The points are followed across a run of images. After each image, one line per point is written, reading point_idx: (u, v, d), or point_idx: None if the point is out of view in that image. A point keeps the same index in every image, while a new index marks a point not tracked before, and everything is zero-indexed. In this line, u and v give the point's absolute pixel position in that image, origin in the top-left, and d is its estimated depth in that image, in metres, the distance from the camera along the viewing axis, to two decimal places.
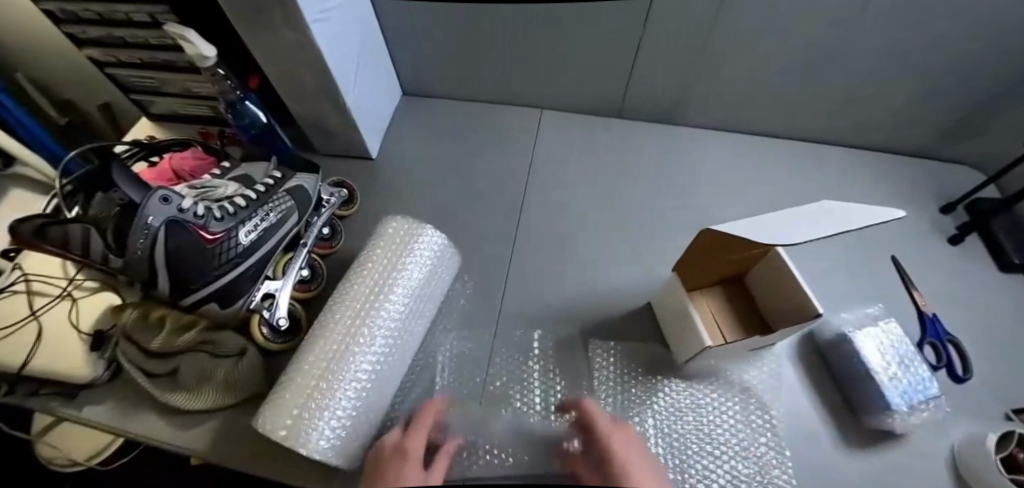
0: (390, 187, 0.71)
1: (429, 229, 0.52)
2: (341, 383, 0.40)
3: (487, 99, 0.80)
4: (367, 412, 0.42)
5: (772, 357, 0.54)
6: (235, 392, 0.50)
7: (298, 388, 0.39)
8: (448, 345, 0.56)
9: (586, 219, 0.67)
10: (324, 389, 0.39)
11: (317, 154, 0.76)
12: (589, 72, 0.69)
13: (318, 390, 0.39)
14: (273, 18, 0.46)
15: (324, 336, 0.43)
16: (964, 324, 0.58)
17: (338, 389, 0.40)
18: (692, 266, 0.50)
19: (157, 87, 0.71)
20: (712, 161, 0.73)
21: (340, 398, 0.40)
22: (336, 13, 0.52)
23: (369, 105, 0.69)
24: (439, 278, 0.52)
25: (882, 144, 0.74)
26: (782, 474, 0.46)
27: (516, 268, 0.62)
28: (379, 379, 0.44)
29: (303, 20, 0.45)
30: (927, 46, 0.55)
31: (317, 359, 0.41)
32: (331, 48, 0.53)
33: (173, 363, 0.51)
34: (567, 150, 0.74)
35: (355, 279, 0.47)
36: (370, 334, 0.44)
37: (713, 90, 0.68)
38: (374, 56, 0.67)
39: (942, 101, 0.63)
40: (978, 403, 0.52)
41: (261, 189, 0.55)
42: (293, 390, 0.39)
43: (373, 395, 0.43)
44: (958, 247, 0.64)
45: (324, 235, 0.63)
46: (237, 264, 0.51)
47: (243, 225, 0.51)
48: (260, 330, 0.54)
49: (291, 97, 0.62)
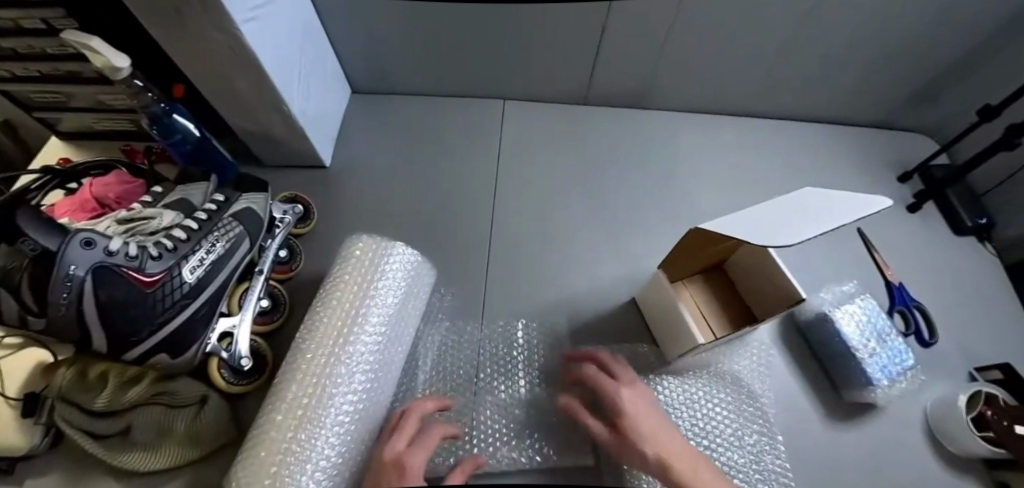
0: (350, 197, 0.66)
1: (400, 245, 0.48)
2: (321, 430, 0.37)
3: (447, 93, 0.75)
4: (354, 454, 0.39)
5: (757, 344, 0.55)
6: (195, 447, 0.46)
7: (273, 442, 0.35)
8: (431, 363, 0.53)
9: (562, 215, 0.65)
10: (303, 440, 0.35)
11: (264, 166, 0.69)
12: (556, 59, 0.65)
13: (297, 442, 0.35)
14: (195, 20, 0.39)
15: (296, 380, 0.39)
16: (925, 289, 0.61)
17: (318, 438, 0.36)
18: (678, 260, 0.50)
19: (64, 102, 0.61)
20: (683, 145, 0.72)
21: (322, 447, 0.36)
22: (270, 10, 0.46)
23: (317, 108, 0.62)
24: (415, 298, 0.49)
25: (841, 116, 0.75)
26: (774, 458, 0.48)
27: (496, 273, 0.59)
28: (362, 416, 0.41)
29: (231, 22, 0.39)
30: (897, 17, 0.54)
31: (291, 407, 0.37)
32: (269, 51, 0.47)
33: (123, 422, 0.45)
34: (536, 143, 0.71)
35: (323, 312, 0.43)
36: (348, 371, 0.40)
37: (685, 71, 0.66)
38: (317, 54, 0.60)
39: (902, 71, 0.64)
40: (941, 363, 0.56)
41: (203, 216, 0.48)
42: (268, 445, 0.35)
43: (359, 435, 0.40)
44: (917, 214, 0.67)
45: (281, 258, 0.58)
46: (184, 304, 0.45)
47: (186, 261, 0.45)
48: (220, 373, 0.49)
49: (226, 106, 0.55)
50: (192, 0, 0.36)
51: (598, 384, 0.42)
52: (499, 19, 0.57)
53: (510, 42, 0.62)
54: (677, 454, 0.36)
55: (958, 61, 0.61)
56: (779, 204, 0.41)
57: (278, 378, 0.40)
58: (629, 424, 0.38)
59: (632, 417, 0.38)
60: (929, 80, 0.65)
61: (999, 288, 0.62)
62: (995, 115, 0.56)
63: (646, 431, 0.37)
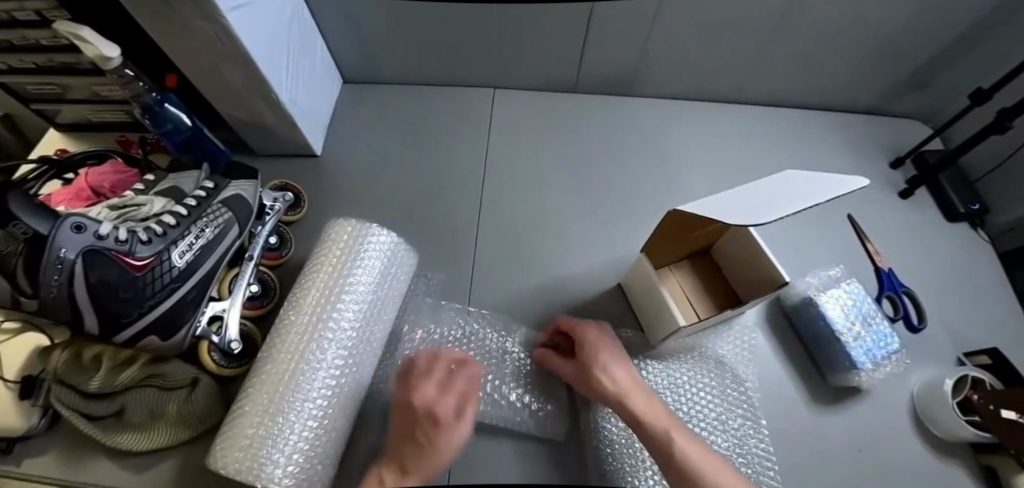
0: (340, 185, 0.66)
1: (378, 228, 0.49)
2: (294, 405, 0.38)
3: (436, 81, 0.75)
4: (330, 428, 0.40)
5: (741, 327, 0.55)
6: (189, 427, 0.47)
7: (247, 416, 0.36)
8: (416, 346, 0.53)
9: (549, 201, 0.65)
10: (278, 415, 0.37)
11: (255, 155, 0.70)
12: (544, 46, 0.65)
13: (268, 417, 0.36)
14: (182, 11, 0.40)
15: (271, 357, 0.40)
16: (916, 274, 0.61)
17: (290, 412, 0.37)
18: (660, 245, 0.50)
19: (60, 93, 0.62)
20: (674, 132, 0.72)
21: (296, 422, 0.37)
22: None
23: (307, 97, 0.63)
24: (394, 279, 0.50)
25: (835, 103, 0.74)
26: (759, 442, 0.48)
27: (484, 259, 0.60)
28: (341, 395, 0.41)
29: (218, 11, 0.39)
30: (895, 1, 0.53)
31: (265, 381, 0.38)
32: (256, 40, 0.47)
33: (118, 403, 0.46)
34: (524, 130, 0.71)
35: (302, 291, 0.44)
36: (321, 349, 0.41)
37: (676, 57, 0.65)
38: (306, 44, 0.60)
39: (896, 56, 0.63)
40: (929, 347, 0.56)
41: (192, 203, 0.49)
42: (243, 419, 0.36)
43: (338, 413, 0.41)
44: (909, 200, 0.67)
45: (271, 245, 0.58)
46: (173, 289, 0.45)
47: (176, 246, 0.45)
48: (210, 356, 0.50)
49: (216, 95, 0.56)
50: None
51: (575, 331, 0.47)
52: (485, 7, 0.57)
53: (498, 30, 0.62)
54: (632, 389, 0.40)
55: (954, 45, 0.60)
56: (757, 186, 0.41)
57: (258, 356, 0.41)
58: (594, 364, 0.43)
59: (597, 355, 0.43)
60: (925, 63, 0.64)
61: (991, 273, 0.62)
62: (986, 99, 0.55)
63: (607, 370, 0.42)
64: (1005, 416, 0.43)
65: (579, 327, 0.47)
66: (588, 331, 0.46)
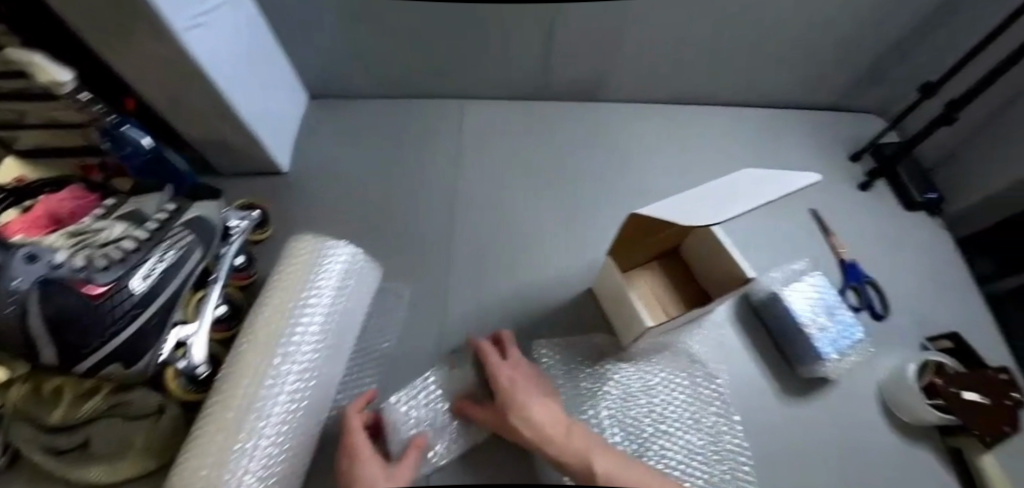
0: (308, 201, 0.65)
1: (338, 243, 0.50)
2: (255, 421, 0.39)
3: (403, 94, 0.75)
4: (290, 444, 0.41)
5: (712, 324, 0.56)
6: (162, 453, 0.47)
7: (209, 434, 0.37)
8: (382, 362, 0.53)
9: (520, 208, 0.65)
10: (238, 432, 0.37)
11: (221, 175, 0.69)
12: (508, 56, 0.66)
13: (233, 433, 0.37)
14: (138, 36, 0.40)
15: (236, 375, 0.41)
16: (879, 265, 0.63)
17: (254, 428, 0.38)
18: (623, 250, 0.51)
19: (14, 118, 0.60)
20: (641, 136, 0.73)
21: (257, 438, 0.38)
22: (213, 18, 0.46)
23: (269, 116, 0.62)
24: (356, 294, 0.51)
25: (794, 101, 0.76)
26: (734, 438, 0.49)
27: (457, 270, 0.60)
28: (298, 408, 0.43)
29: (173, 34, 0.39)
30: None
31: (228, 399, 0.39)
32: (213, 59, 0.47)
33: (83, 435, 0.46)
34: (491, 138, 0.72)
35: (263, 311, 0.46)
36: (284, 365, 0.42)
37: (639, 61, 0.67)
38: (266, 61, 0.60)
39: (847, 54, 0.65)
40: (896, 336, 0.57)
41: (153, 227, 0.48)
42: (205, 438, 0.37)
43: (293, 427, 0.42)
44: (869, 192, 0.68)
45: (238, 266, 0.57)
46: (135, 315, 0.44)
47: (137, 271, 0.44)
48: (177, 382, 0.48)
49: (177, 117, 0.55)
50: (133, 17, 0.37)
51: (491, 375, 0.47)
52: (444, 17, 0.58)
53: (461, 39, 0.62)
54: (556, 430, 0.41)
55: (899, 42, 0.63)
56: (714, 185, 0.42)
57: (221, 376, 0.42)
58: (516, 407, 0.42)
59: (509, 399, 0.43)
60: (878, 58, 0.66)
61: (950, 259, 0.64)
62: (935, 91, 0.58)
63: (525, 409, 0.42)
64: (968, 397, 0.47)
65: (492, 366, 0.47)
66: (502, 373, 0.46)
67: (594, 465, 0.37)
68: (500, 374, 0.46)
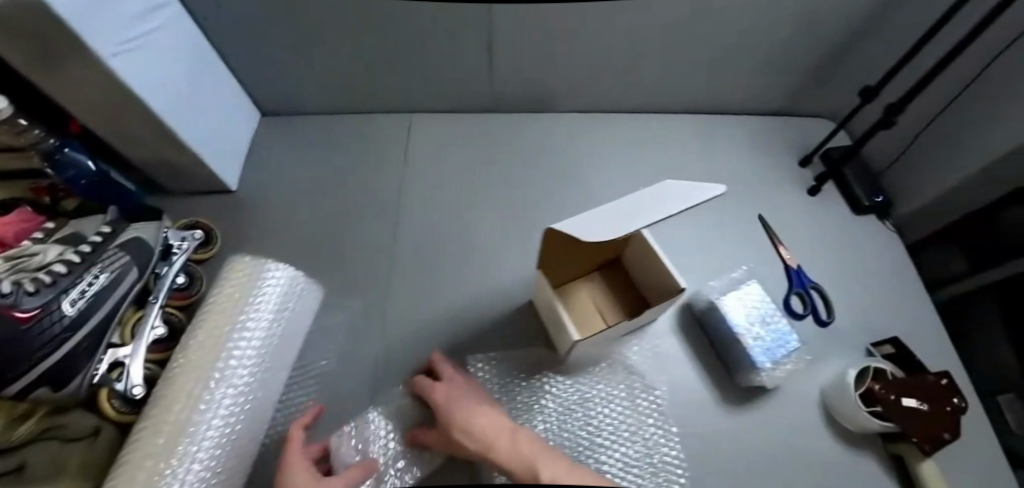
0: (256, 219, 0.66)
1: (277, 264, 0.51)
2: (188, 446, 0.38)
3: (353, 110, 0.76)
4: (223, 469, 0.41)
5: (652, 334, 0.56)
6: (105, 471, 0.45)
7: (137, 462, 0.36)
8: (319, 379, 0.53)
9: (466, 220, 0.66)
10: (169, 459, 0.37)
11: (169, 194, 0.69)
12: (452, 71, 0.67)
13: (163, 460, 0.36)
14: (66, 66, 0.41)
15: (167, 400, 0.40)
16: (823, 270, 0.63)
17: (186, 454, 0.38)
18: (553, 263, 0.51)
19: None
20: (589, 146, 0.74)
21: (190, 463, 0.37)
22: (150, 41, 0.47)
23: (214, 136, 0.63)
24: (296, 313, 0.51)
25: (743, 107, 0.77)
26: (671, 450, 0.48)
27: (399, 284, 0.60)
28: (233, 431, 0.42)
29: (102, 65, 0.41)
30: (777, 8, 0.55)
31: (158, 425, 0.39)
32: (150, 83, 0.48)
33: (18, 458, 0.40)
34: (440, 152, 0.72)
35: (198, 334, 0.45)
36: (218, 388, 0.42)
37: (583, 72, 0.67)
38: (211, 81, 0.61)
39: (788, 60, 0.66)
40: (841, 343, 0.57)
41: (86, 250, 0.48)
42: (132, 467, 0.36)
43: (228, 450, 0.41)
44: (817, 196, 0.68)
45: (178, 285, 0.57)
46: (65, 338, 0.44)
47: (67, 294, 0.44)
48: (111, 403, 0.49)
49: (119, 141, 0.56)
50: (57, 49, 0.38)
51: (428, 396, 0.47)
52: (384, 36, 0.59)
53: (404, 56, 0.63)
54: (499, 438, 0.39)
55: (838, 48, 0.64)
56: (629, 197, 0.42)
57: (150, 403, 0.41)
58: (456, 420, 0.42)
59: (450, 414, 0.43)
60: (821, 64, 0.67)
61: (897, 262, 0.64)
62: (875, 95, 0.58)
63: (467, 421, 0.42)
64: (908, 404, 0.48)
65: (426, 387, 0.47)
66: (438, 391, 0.46)
67: (541, 473, 0.35)
68: (435, 393, 0.46)
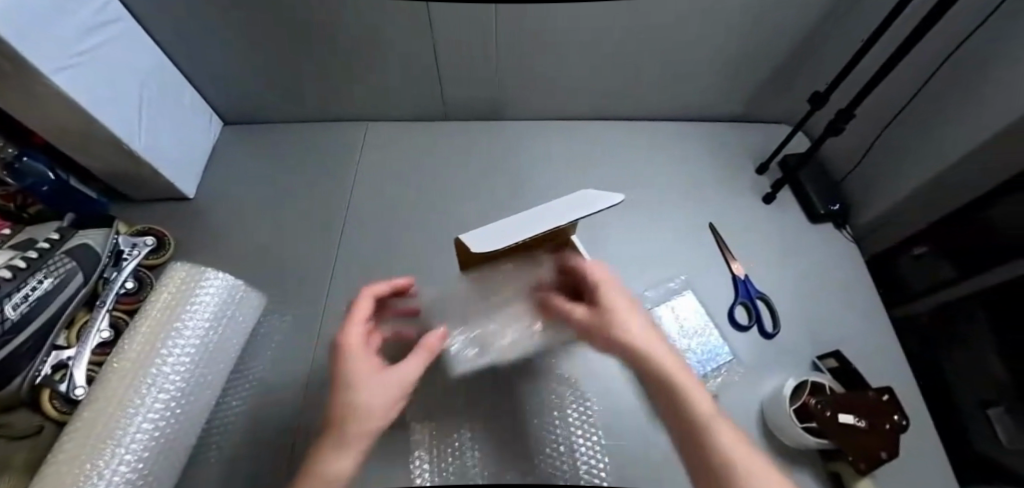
0: (213, 225, 0.68)
1: (213, 271, 0.51)
2: (114, 449, 0.38)
3: (314, 118, 0.78)
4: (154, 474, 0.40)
5: (589, 345, 0.56)
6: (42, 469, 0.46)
7: (57, 468, 0.36)
8: (255, 384, 0.54)
9: (415, 226, 0.67)
10: (91, 464, 0.36)
11: (133, 202, 0.71)
12: (405, 81, 0.68)
13: (84, 464, 0.36)
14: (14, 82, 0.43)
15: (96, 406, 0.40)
16: (771, 279, 0.62)
17: (111, 457, 0.37)
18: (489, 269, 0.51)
19: None
20: (544, 152, 0.74)
21: (114, 467, 0.37)
22: (99, 54, 0.49)
23: (174, 144, 0.65)
24: (235, 319, 0.52)
25: (700, 115, 0.76)
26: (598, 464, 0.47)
27: (345, 289, 0.62)
28: (166, 434, 0.42)
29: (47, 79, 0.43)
30: (719, 15, 0.55)
31: (84, 431, 0.39)
32: (102, 95, 0.50)
33: None
34: (396, 158, 0.74)
35: (130, 342, 0.45)
36: (148, 393, 0.42)
37: (533, 80, 0.68)
38: (169, 92, 0.63)
39: (738, 68, 0.65)
40: (787, 354, 0.56)
41: (33, 255, 0.50)
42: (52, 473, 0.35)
43: (161, 454, 0.41)
44: (772, 205, 0.68)
45: (127, 290, 0.59)
46: (7, 341, 0.45)
47: (10, 298, 0.46)
48: (53, 404, 0.49)
49: (80, 153, 0.58)
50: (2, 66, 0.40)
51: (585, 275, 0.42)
52: (334, 47, 0.61)
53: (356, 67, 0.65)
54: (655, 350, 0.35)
55: (789, 54, 0.63)
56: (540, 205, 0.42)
57: (79, 411, 0.41)
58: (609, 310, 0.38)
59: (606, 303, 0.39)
60: (774, 71, 0.66)
61: (850, 271, 0.63)
62: (824, 100, 0.57)
63: (604, 303, 0.39)
64: (843, 421, 0.45)
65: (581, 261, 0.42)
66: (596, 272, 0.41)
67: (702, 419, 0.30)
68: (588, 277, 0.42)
